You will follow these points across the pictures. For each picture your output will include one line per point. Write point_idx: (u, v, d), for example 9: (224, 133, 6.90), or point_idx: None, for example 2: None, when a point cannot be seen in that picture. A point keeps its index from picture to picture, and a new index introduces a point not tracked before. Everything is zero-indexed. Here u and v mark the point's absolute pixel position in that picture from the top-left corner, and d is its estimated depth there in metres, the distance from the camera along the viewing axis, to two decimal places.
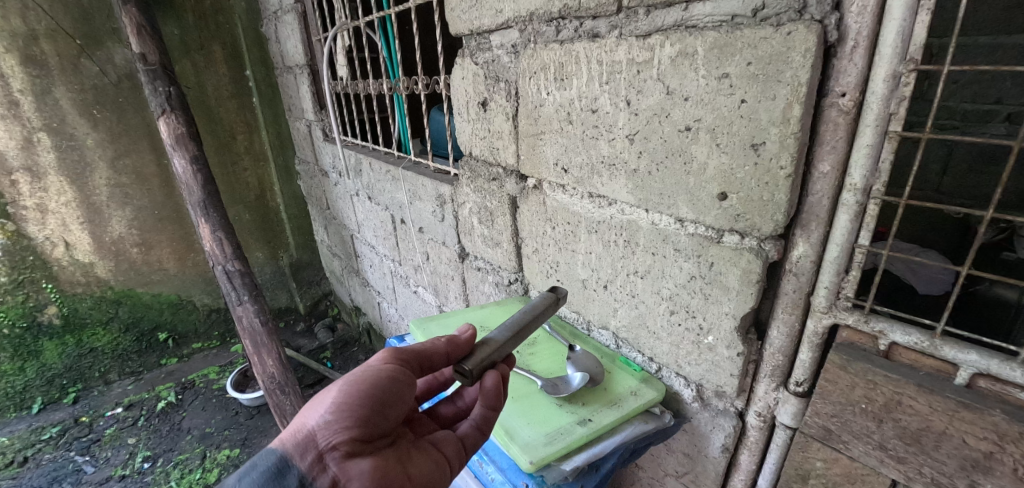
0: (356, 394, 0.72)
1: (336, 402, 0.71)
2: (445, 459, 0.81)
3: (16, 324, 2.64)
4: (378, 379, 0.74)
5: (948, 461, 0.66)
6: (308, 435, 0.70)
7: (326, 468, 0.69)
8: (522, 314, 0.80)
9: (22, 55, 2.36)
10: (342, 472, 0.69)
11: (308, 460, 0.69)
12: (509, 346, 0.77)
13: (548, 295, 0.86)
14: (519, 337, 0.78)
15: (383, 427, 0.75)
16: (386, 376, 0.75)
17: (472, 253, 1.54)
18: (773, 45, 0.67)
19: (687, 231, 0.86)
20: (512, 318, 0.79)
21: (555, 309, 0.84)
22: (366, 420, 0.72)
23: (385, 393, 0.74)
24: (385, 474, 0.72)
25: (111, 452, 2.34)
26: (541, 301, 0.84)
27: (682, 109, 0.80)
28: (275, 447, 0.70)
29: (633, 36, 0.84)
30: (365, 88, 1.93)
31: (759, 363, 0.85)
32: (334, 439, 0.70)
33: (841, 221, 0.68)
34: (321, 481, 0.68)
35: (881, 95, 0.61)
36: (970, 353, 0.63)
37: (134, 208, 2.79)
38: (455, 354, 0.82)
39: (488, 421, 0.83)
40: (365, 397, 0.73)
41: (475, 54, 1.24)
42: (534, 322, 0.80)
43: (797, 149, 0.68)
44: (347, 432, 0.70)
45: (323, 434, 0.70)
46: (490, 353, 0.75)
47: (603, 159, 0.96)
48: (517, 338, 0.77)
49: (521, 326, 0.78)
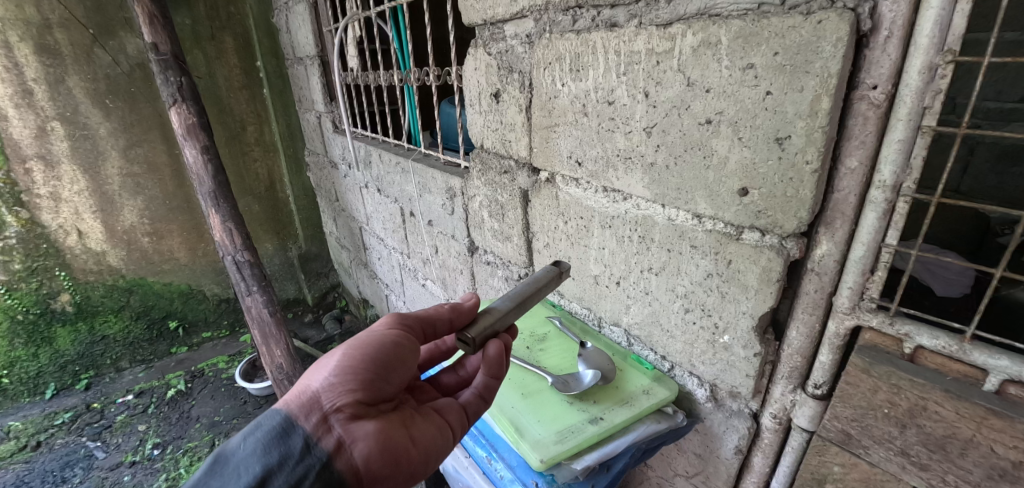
0: (360, 357, 0.72)
1: (341, 364, 0.71)
2: (448, 425, 0.80)
3: (29, 311, 2.66)
4: (382, 343, 0.74)
5: (974, 470, 0.64)
6: (313, 397, 0.70)
7: (330, 430, 0.68)
8: (526, 285, 0.79)
9: (36, 44, 2.37)
10: (347, 434, 0.69)
11: (313, 421, 0.68)
12: (512, 316, 0.76)
13: (551, 268, 0.84)
14: (523, 307, 0.77)
15: (387, 391, 0.75)
16: (390, 340, 0.75)
17: (482, 247, 1.52)
18: (802, 34, 0.64)
19: (705, 227, 0.84)
20: (517, 288, 0.78)
21: (559, 283, 0.83)
22: (370, 383, 0.72)
23: (389, 357, 0.74)
24: (388, 438, 0.71)
25: (122, 438, 2.36)
26: (546, 272, 0.83)
27: (703, 101, 0.77)
28: (280, 408, 0.70)
29: (654, 25, 0.82)
30: (376, 79, 1.91)
31: (777, 363, 0.83)
32: (338, 401, 0.70)
33: (869, 220, 0.66)
34: (325, 443, 0.67)
35: (916, 88, 0.58)
36: (1001, 359, 0.61)
37: (146, 198, 2.80)
38: (458, 321, 0.81)
39: (491, 389, 0.82)
40: (370, 361, 0.72)
41: (489, 44, 1.21)
42: (539, 293, 0.79)
43: (824, 143, 0.66)
44: (351, 394, 0.70)
45: (328, 395, 0.70)
46: (494, 322, 0.74)
47: (618, 152, 0.94)
48: (520, 308, 0.76)
49: (525, 296, 0.77)
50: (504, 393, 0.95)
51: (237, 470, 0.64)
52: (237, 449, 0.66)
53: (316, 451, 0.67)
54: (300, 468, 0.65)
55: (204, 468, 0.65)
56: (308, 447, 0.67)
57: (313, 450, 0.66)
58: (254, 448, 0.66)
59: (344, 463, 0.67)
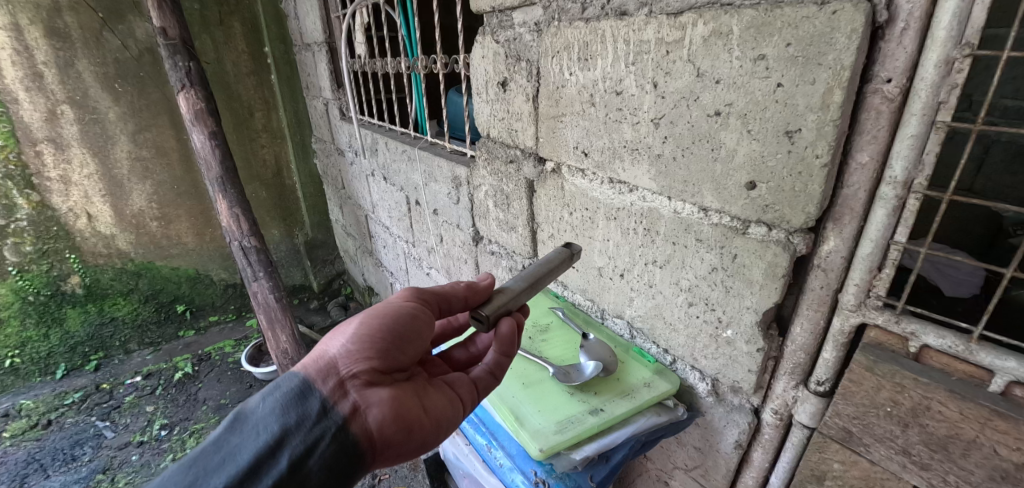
0: (377, 327, 0.73)
1: (358, 331, 0.72)
2: (458, 397, 0.80)
3: (40, 292, 2.69)
4: (399, 314, 0.75)
5: (976, 471, 0.63)
6: (330, 362, 0.70)
7: (346, 395, 0.69)
8: (538, 265, 0.78)
9: (46, 27, 2.38)
10: (361, 399, 0.69)
11: (329, 385, 0.69)
12: (524, 296, 0.76)
13: (563, 249, 0.83)
14: (535, 287, 0.77)
15: (402, 361, 0.75)
16: (406, 311, 0.76)
17: (486, 237, 1.52)
18: (816, 25, 0.63)
19: (711, 221, 0.83)
20: (529, 268, 0.78)
21: (568, 265, 0.81)
22: (387, 351, 0.73)
23: (405, 328, 0.74)
24: (402, 405, 0.72)
25: (131, 418, 2.40)
26: (557, 254, 0.81)
27: (712, 92, 0.76)
28: (297, 371, 0.70)
29: (664, 14, 0.80)
30: (383, 66, 1.89)
31: (779, 359, 0.82)
32: (355, 367, 0.70)
33: (877, 216, 0.65)
34: (341, 407, 0.68)
35: (931, 82, 0.57)
36: (1007, 360, 0.60)
37: (154, 183, 2.82)
38: (473, 300, 0.81)
39: (501, 366, 0.82)
40: (386, 331, 0.73)
41: (497, 32, 1.20)
42: (551, 274, 0.79)
43: (835, 137, 0.64)
44: (367, 361, 0.71)
45: (345, 361, 0.70)
46: (507, 301, 0.74)
47: (625, 144, 0.93)
48: (532, 289, 0.76)
49: (537, 276, 0.76)
50: (504, 383, 0.95)
51: (255, 429, 0.64)
52: (256, 408, 0.66)
53: (332, 414, 0.67)
54: (316, 430, 0.65)
55: (223, 425, 0.65)
56: (325, 409, 0.67)
57: (329, 413, 0.67)
58: (272, 407, 0.66)
59: (359, 427, 0.68)
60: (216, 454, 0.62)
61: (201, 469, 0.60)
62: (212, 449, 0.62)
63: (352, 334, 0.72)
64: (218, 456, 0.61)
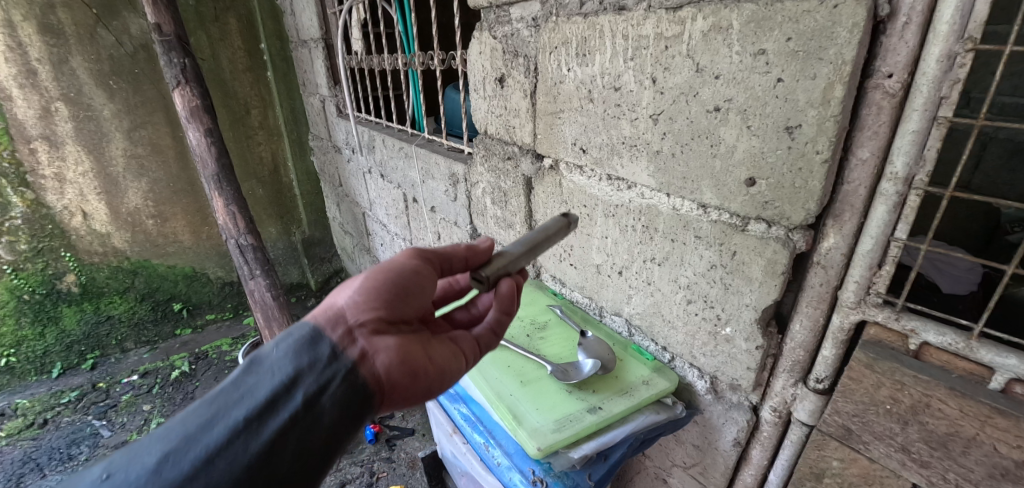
0: (383, 279, 0.72)
1: (364, 283, 0.72)
2: (462, 351, 0.80)
3: (35, 291, 2.68)
4: (403, 269, 0.74)
5: (976, 468, 0.63)
6: (338, 311, 0.69)
7: (354, 342, 0.68)
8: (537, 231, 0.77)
9: (39, 23, 2.36)
10: (369, 346, 0.69)
11: (337, 333, 0.68)
12: (523, 260, 0.75)
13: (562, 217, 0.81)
14: (535, 252, 0.76)
15: (406, 313, 0.75)
16: (409, 268, 0.74)
17: (484, 234, 1.51)
18: (817, 19, 0.62)
19: (710, 218, 0.83)
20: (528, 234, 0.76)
21: (567, 233, 0.80)
22: (392, 303, 0.72)
23: (409, 282, 0.74)
24: (408, 354, 0.72)
25: (128, 417, 2.39)
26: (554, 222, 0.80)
27: (712, 88, 0.75)
28: (305, 319, 0.70)
29: (663, 8, 0.79)
30: (380, 62, 1.88)
31: (778, 357, 0.82)
32: (362, 316, 0.69)
33: (878, 213, 0.64)
34: (350, 353, 0.67)
35: (933, 77, 0.56)
36: (1007, 357, 0.59)
37: (149, 180, 2.80)
38: (474, 261, 0.79)
39: (503, 324, 0.80)
40: (391, 284, 0.72)
41: (494, 27, 1.19)
42: (549, 241, 0.77)
43: (835, 133, 0.64)
44: (374, 311, 0.70)
45: (352, 311, 0.70)
46: (506, 264, 0.73)
47: (623, 140, 0.93)
48: (530, 253, 0.75)
49: (535, 242, 0.75)
50: (502, 380, 0.93)
51: (269, 369, 0.64)
52: (269, 352, 0.66)
53: (342, 359, 0.66)
54: (328, 372, 0.65)
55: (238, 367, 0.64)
56: (335, 354, 0.66)
57: (339, 358, 0.66)
58: (284, 351, 0.65)
59: (367, 371, 0.67)
60: (234, 390, 0.62)
61: (220, 404, 0.60)
62: (228, 388, 0.62)
63: (359, 285, 0.72)
64: (234, 393, 0.61)
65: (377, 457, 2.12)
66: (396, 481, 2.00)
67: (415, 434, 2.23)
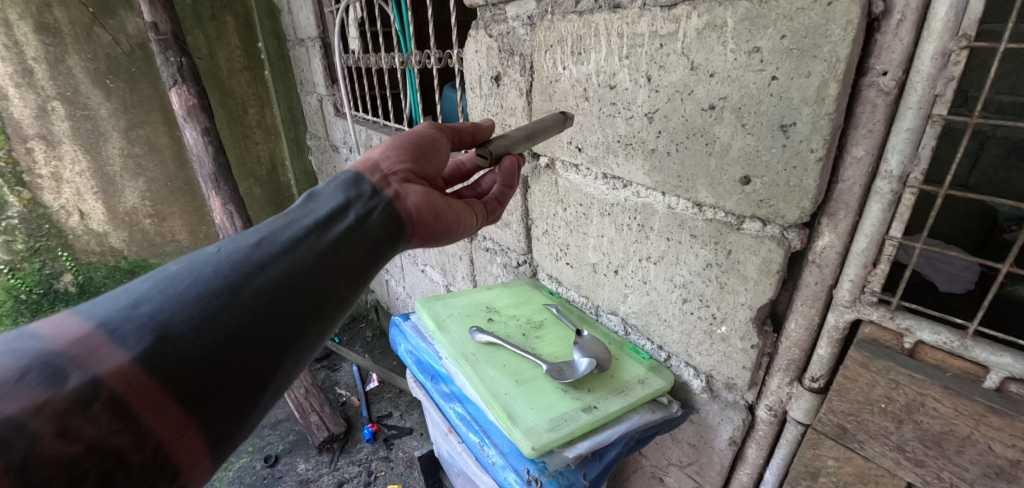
0: (406, 140, 0.81)
1: (391, 144, 0.79)
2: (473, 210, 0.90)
3: (32, 290, 2.75)
4: (422, 133, 0.84)
5: (970, 468, 0.63)
6: (373, 163, 0.76)
7: (389, 185, 0.75)
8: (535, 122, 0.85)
9: (36, 22, 2.35)
10: (402, 189, 0.75)
11: (375, 178, 0.74)
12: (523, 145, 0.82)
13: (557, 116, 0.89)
14: (534, 139, 0.83)
15: (427, 170, 0.83)
16: (428, 134, 0.84)
17: (481, 233, 1.51)
18: (811, 17, 0.62)
19: (705, 216, 0.82)
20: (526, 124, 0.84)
21: (561, 129, 0.88)
22: (417, 160, 0.81)
23: (428, 144, 0.83)
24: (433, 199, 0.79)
25: None
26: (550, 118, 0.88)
27: (706, 86, 0.75)
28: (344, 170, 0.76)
29: (657, 6, 0.79)
30: (377, 61, 1.87)
31: (774, 356, 0.82)
32: (394, 167, 0.76)
33: (873, 211, 0.64)
34: (387, 193, 0.74)
35: (928, 75, 0.56)
36: (1003, 356, 0.59)
37: (147, 180, 2.79)
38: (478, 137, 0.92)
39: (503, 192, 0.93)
40: (413, 144, 0.81)
41: (490, 25, 1.18)
42: (545, 132, 0.85)
43: (830, 131, 0.64)
44: (403, 163, 0.78)
45: (385, 162, 0.77)
46: (508, 144, 0.81)
47: (619, 138, 0.92)
48: (529, 140, 0.83)
49: (533, 130, 0.83)
50: (497, 379, 0.92)
51: (324, 198, 0.70)
52: (319, 189, 0.72)
53: (382, 194, 0.73)
54: (372, 202, 0.72)
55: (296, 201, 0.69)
56: (376, 190, 0.73)
57: (380, 193, 0.73)
58: (333, 188, 0.72)
59: (401, 208, 0.74)
60: (288, 213, 0.67)
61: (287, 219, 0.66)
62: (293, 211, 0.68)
63: (387, 144, 0.80)
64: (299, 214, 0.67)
65: (375, 457, 2.12)
66: (394, 480, 2.00)
67: (413, 433, 2.23)
